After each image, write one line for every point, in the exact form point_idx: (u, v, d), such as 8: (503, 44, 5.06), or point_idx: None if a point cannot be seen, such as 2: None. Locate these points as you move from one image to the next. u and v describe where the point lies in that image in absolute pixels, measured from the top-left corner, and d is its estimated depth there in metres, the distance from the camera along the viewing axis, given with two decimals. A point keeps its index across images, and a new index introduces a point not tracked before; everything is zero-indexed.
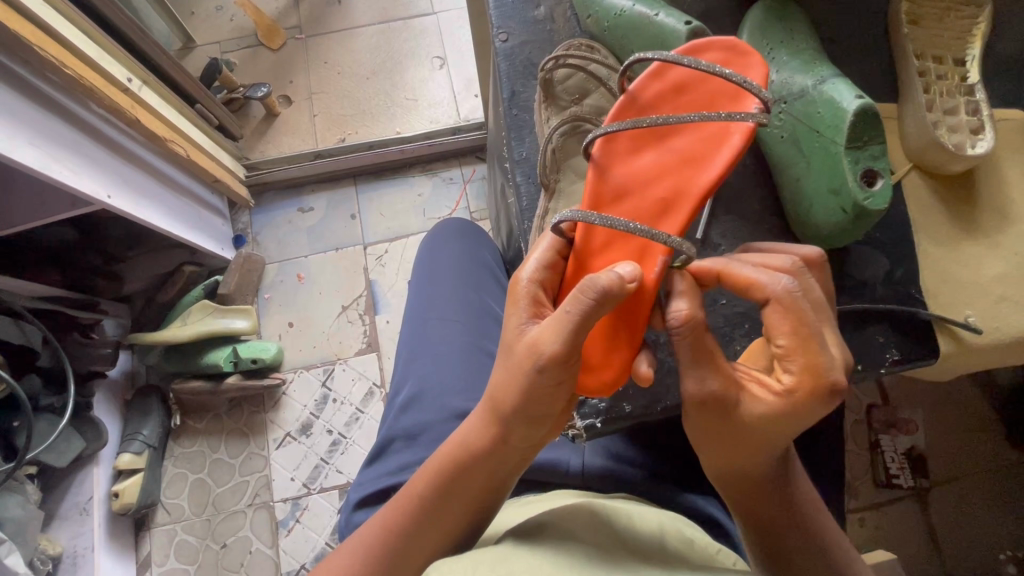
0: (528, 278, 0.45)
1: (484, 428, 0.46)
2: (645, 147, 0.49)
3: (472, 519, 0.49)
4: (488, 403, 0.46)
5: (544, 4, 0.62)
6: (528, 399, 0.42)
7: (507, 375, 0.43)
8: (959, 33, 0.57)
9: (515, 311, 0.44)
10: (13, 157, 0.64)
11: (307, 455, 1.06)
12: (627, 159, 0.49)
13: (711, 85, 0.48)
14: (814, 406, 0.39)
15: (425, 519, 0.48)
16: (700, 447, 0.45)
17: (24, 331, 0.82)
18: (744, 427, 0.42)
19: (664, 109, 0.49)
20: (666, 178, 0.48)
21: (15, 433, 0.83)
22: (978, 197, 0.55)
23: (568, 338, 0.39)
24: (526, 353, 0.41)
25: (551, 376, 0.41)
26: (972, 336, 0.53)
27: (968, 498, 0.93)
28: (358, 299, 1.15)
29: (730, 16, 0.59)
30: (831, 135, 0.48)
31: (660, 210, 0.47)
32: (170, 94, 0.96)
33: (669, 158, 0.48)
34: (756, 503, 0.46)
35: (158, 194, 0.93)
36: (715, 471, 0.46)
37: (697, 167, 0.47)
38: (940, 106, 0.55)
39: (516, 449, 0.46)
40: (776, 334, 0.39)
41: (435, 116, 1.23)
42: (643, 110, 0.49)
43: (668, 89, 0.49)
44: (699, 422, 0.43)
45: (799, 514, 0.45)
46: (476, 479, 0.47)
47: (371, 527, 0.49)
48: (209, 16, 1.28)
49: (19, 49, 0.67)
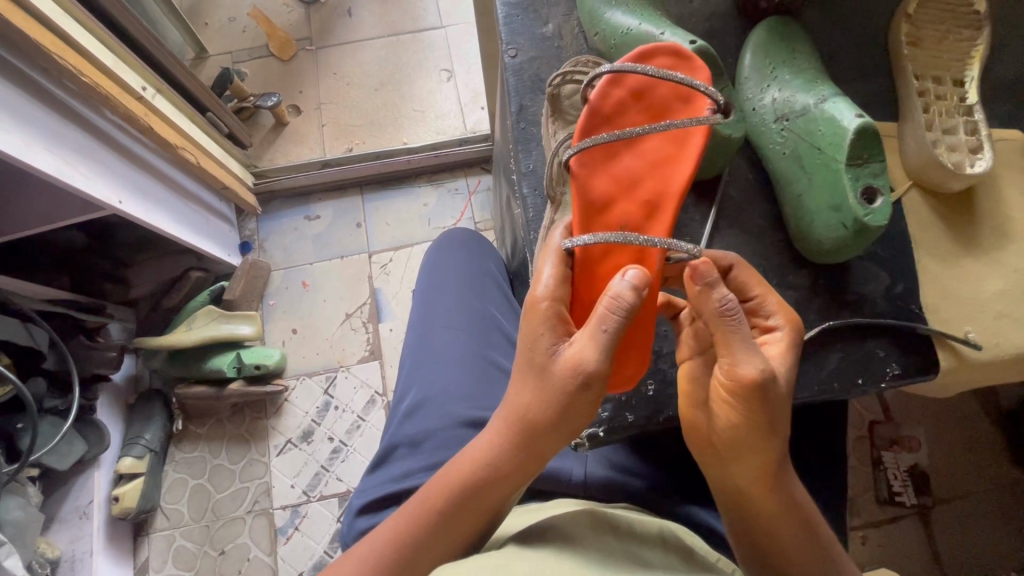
0: (547, 298, 0.46)
1: (505, 441, 0.47)
2: (620, 152, 0.50)
3: (486, 525, 0.50)
4: (510, 417, 0.47)
5: (552, 22, 0.63)
6: (557, 412, 0.44)
7: (534, 388, 0.45)
8: (958, 55, 0.58)
9: (543, 334, 0.45)
10: (29, 162, 0.65)
11: (308, 462, 1.06)
12: (605, 164, 0.50)
13: (665, 89, 0.50)
14: (800, 343, 0.46)
15: (441, 529, 0.48)
16: (734, 440, 0.44)
17: (32, 333, 0.83)
18: (786, 400, 0.43)
19: (629, 117, 0.50)
20: (645, 180, 0.49)
21: (20, 435, 0.83)
22: (977, 214, 0.56)
23: (604, 354, 0.42)
24: (566, 371, 0.43)
25: (587, 392, 0.43)
26: (971, 352, 0.54)
27: (972, 517, 0.92)
28: (362, 307, 1.16)
29: (734, 35, 0.61)
30: (832, 152, 0.50)
31: (647, 212, 0.49)
32: (183, 103, 0.98)
33: (644, 160, 0.50)
34: (767, 506, 0.45)
35: (169, 200, 0.95)
36: (743, 474, 0.45)
37: (673, 168, 0.49)
38: (939, 125, 0.56)
39: (533, 462, 0.48)
40: (750, 287, 0.48)
41: (442, 128, 1.24)
42: (610, 118, 0.50)
43: (628, 97, 0.50)
44: (749, 417, 0.42)
45: (805, 513, 0.45)
46: (495, 489, 0.48)
47: (386, 533, 0.49)
48: (222, 26, 1.30)
49: (38, 57, 0.69)
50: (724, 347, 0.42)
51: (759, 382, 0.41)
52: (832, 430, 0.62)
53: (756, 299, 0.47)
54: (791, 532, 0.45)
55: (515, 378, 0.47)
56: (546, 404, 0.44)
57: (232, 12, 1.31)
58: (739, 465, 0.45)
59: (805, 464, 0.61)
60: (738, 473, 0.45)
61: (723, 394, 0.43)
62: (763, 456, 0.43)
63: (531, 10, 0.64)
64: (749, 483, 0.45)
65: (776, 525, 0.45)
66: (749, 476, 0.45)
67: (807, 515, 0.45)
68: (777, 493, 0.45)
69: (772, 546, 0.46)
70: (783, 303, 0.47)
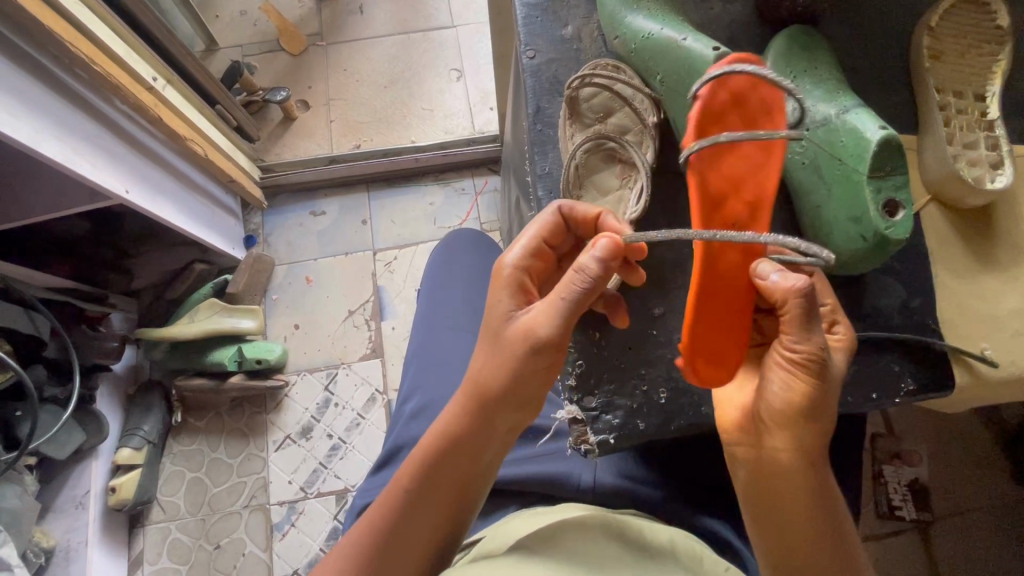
0: (514, 266, 0.49)
1: (463, 406, 0.49)
2: (728, 155, 0.45)
3: (460, 507, 0.49)
4: (468, 388, 0.49)
5: (571, 24, 0.63)
6: (514, 378, 0.47)
7: (493, 354, 0.48)
8: (979, 70, 0.58)
9: (502, 299, 0.48)
10: (36, 149, 0.65)
11: (307, 459, 1.06)
12: (714, 167, 0.44)
13: (763, 89, 0.44)
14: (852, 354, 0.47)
15: (414, 505, 0.48)
16: (782, 417, 0.43)
17: (35, 321, 0.82)
18: (835, 385, 0.43)
19: (733, 117, 0.44)
20: (750, 184, 0.45)
21: (18, 423, 0.83)
22: (996, 230, 0.55)
23: (561, 321, 0.45)
24: (519, 336, 0.46)
25: (540, 357, 0.46)
26: (986, 369, 0.53)
27: (973, 535, 0.92)
28: (366, 304, 1.15)
29: (755, 44, 0.60)
30: (853, 164, 0.49)
31: (751, 214, 0.46)
32: (193, 95, 0.97)
33: (749, 164, 0.45)
34: (797, 500, 0.44)
35: (174, 191, 0.94)
36: (780, 450, 0.44)
37: (772, 172, 0.46)
38: (960, 139, 0.55)
39: (494, 432, 0.49)
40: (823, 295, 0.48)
41: (450, 128, 1.24)
42: (714, 119, 0.44)
43: (728, 97, 0.44)
44: (808, 389, 0.42)
45: (834, 515, 0.44)
46: (462, 455, 0.49)
47: (373, 510, 0.49)
48: (233, 19, 1.30)
49: (49, 43, 0.68)
50: (791, 324, 0.42)
51: (823, 357, 0.42)
52: (843, 445, 0.61)
53: (828, 307, 0.47)
54: (817, 529, 0.43)
55: (477, 352, 0.50)
56: (509, 364, 0.46)
57: (244, 5, 1.31)
58: (780, 436, 0.44)
59: None
60: (774, 447, 0.44)
61: (784, 360, 0.43)
62: (810, 429, 0.43)
63: (550, 12, 0.63)
64: (789, 459, 0.44)
65: (805, 517, 0.44)
66: (790, 451, 0.43)
67: (834, 503, 0.44)
68: (810, 485, 0.44)
69: (796, 542, 0.44)
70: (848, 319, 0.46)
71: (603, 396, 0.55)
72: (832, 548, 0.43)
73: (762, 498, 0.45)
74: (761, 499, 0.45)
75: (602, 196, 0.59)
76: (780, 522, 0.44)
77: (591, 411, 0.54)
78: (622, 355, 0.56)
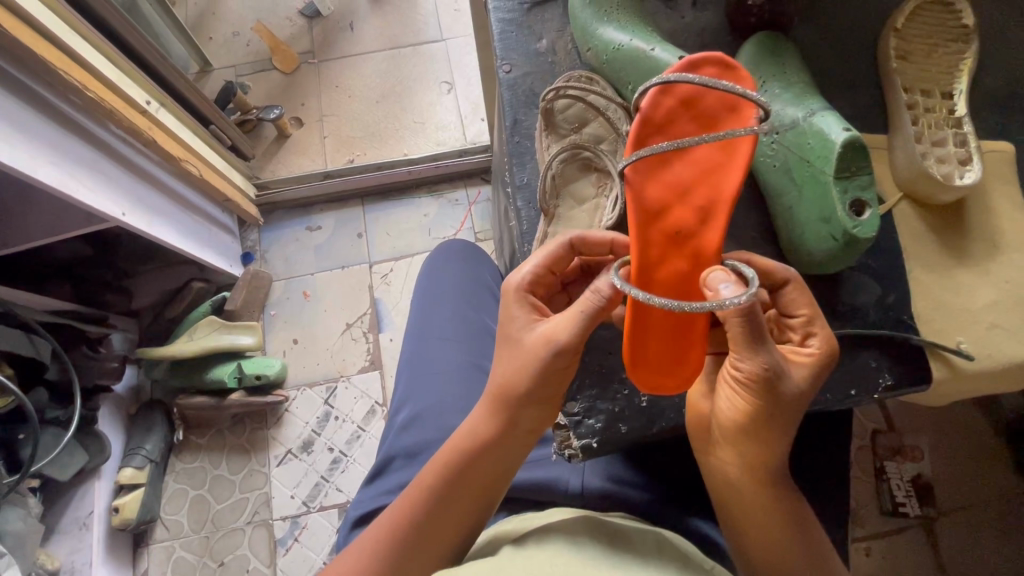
0: (520, 289, 0.50)
1: (488, 411, 0.50)
2: (671, 159, 0.49)
3: (481, 506, 0.50)
4: (491, 393, 0.50)
5: (546, 38, 0.64)
6: (534, 381, 0.47)
7: (514, 356, 0.48)
8: (946, 68, 0.59)
9: (518, 313, 0.49)
10: (32, 174, 0.66)
11: (308, 473, 1.06)
12: (658, 171, 0.49)
13: (719, 96, 0.49)
14: (829, 366, 0.46)
15: (436, 508, 0.48)
16: (729, 434, 0.45)
17: (36, 344, 0.84)
18: (792, 403, 0.43)
19: (679, 123, 0.49)
20: (698, 188, 0.49)
21: (21, 445, 0.84)
22: (967, 226, 0.56)
23: (580, 330, 0.46)
24: (540, 343, 0.47)
25: (561, 361, 0.47)
26: (964, 362, 0.54)
27: (975, 528, 0.91)
28: (362, 317, 1.16)
29: (725, 50, 0.62)
30: (821, 165, 0.50)
31: (702, 217, 0.49)
32: (186, 116, 0.99)
33: (696, 168, 0.49)
34: (753, 506, 0.46)
35: (170, 211, 0.96)
36: (730, 460, 0.46)
37: (727, 177, 0.48)
38: (928, 138, 0.57)
39: (519, 431, 0.50)
40: (796, 308, 0.48)
41: (442, 139, 1.26)
42: (658, 126, 0.49)
43: (677, 105, 0.49)
44: (752, 405, 0.43)
45: (794, 519, 0.46)
46: (488, 460, 0.49)
47: (393, 511, 0.49)
48: (226, 41, 1.32)
49: (44, 72, 0.71)
50: (734, 344, 0.42)
51: (766, 377, 0.42)
52: (832, 444, 0.61)
53: (803, 318, 0.47)
54: (777, 532, 0.46)
55: (496, 358, 0.50)
56: (533, 371, 0.47)
57: (236, 27, 1.33)
58: (727, 448, 0.46)
59: (807, 478, 0.60)
60: (725, 457, 0.47)
61: (730, 377, 0.44)
62: (756, 445, 0.44)
63: (525, 27, 0.65)
64: (739, 469, 0.46)
65: (762, 521, 0.46)
66: (737, 462, 0.46)
67: (794, 505, 0.46)
68: (763, 492, 0.46)
69: (758, 543, 0.47)
70: (825, 331, 0.46)
71: (585, 401, 0.55)
72: (793, 547, 0.46)
73: (720, 500, 0.49)
74: (722, 505, 0.48)
75: (579, 205, 0.60)
76: (740, 526, 0.47)
77: (574, 416, 0.55)
78: (603, 359, 0.57)
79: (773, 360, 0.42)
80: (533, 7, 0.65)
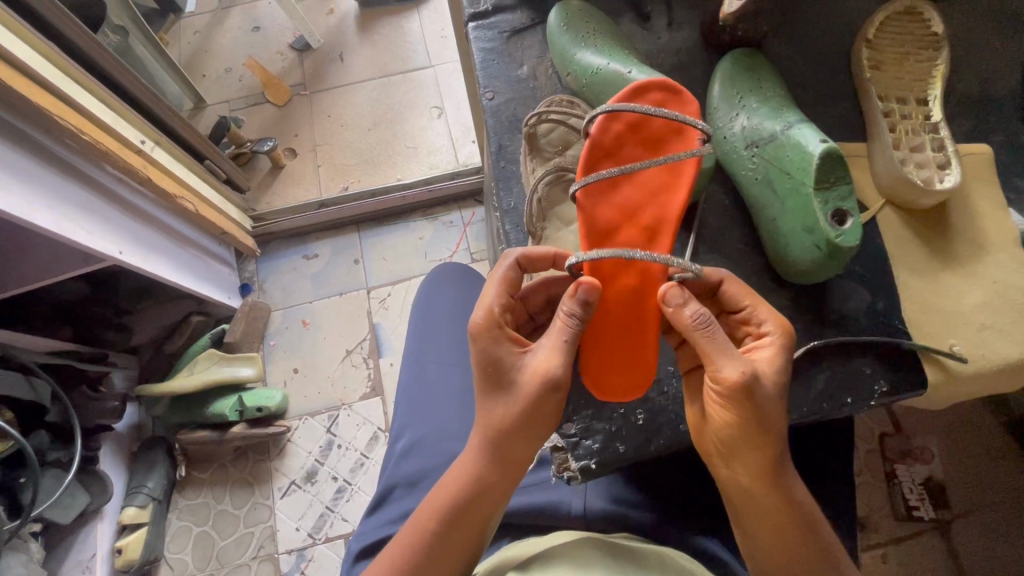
0: (490, 318, 0.49)
1: (480, 446, 0.49)
2: (620, 183, 0.53)
3: (477, 544, 0.49)
4: (481, 429, 0.49)
5: (527, 64, 0.66)
6: (522, 417, 0.47)
7: (502, 395, 0.48)
8: (919, 75, 0.61)
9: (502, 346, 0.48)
10: (29, 220, 0.67)
11: (313, 504, 1.05)
12: (606, 195, 0.53)
13: (662, 122, 0.54)
14: (791, 349, 0.46)
15: (433, 550, 0.48)
16: (731, 449, 0.45)
17: (35, 387, 0.83)
18: (775, 401, 0.43)
19: (626, 148, 0.54)
20: (647, 207, 0.53)
21: (21, 489, 0.83)
22: (951, 228, 0.57)
23: (567, 359, 0.47)
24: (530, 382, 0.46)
25: (547, 398, 0.46)
26: (958, 364, 0.54)
27: (992, 529, 0.90)
28: (362, 343, 1.16)
29: (702, 68, 0.63)
30: (800, 176, 0.51)
31: (649, 236, 0.52)
32: (183, 154, 1.01)
33: (643, 190, 0.53)
34: (771, 514, 0.45)
35: (167, 247, 0.96)
36: (740, 474, 0.46)
37: (672, 197, 0.52)
38: (906, 143, 0.57)
39: (511, 467, 0.49)
40: (740, 300, 0.49)
41: (435, 163, 1.27)
42: (608, 151, 0.53)
43: (625, 130, 0.54)
44: (742, 416, 0.43)
45: (811, 519, 0.46)
46: (484, 500, 0.49)
47: (390, 554, 0.49)
48: (219, 77, 1.35)
49: (38, 117, 0.72)
50: (708, 357, 0.44)
51: (745, 383, 0.42)
52: (835, 452, 0.60)
53: (750, 309, 0.48)
54: (796, 537, 0.45)
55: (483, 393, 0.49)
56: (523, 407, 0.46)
57: (228, 63, 1.36)
58: (734, 463, 0.46)
59: (812, 488, 0.59)
60: (735, 472, 0.46)
61: (715, 393, 0.44)
62: (757, 454, 0.44)
63: (505, 54, 0.66)
64: (747, 482, 0.46)
65: (782, 528, 0.45)
66: (747, 475, 0.45)
67: (807, 508, 0.46)
68: (778, 497, 0.45)
69: (786, 556, 0.46)
70: (774, 317, 0.47)
71: (581, 422, 0.55)
72: (814, 549, 0.45)
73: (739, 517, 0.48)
74: (739, 521, 0.48)
75: (566, 226, 0.61)
76: (767, 542, 0.46)
77: (571, 437, 0.55)
78: None
79: (746, 363, 0.43)
80: (513, 35, 0.67)
